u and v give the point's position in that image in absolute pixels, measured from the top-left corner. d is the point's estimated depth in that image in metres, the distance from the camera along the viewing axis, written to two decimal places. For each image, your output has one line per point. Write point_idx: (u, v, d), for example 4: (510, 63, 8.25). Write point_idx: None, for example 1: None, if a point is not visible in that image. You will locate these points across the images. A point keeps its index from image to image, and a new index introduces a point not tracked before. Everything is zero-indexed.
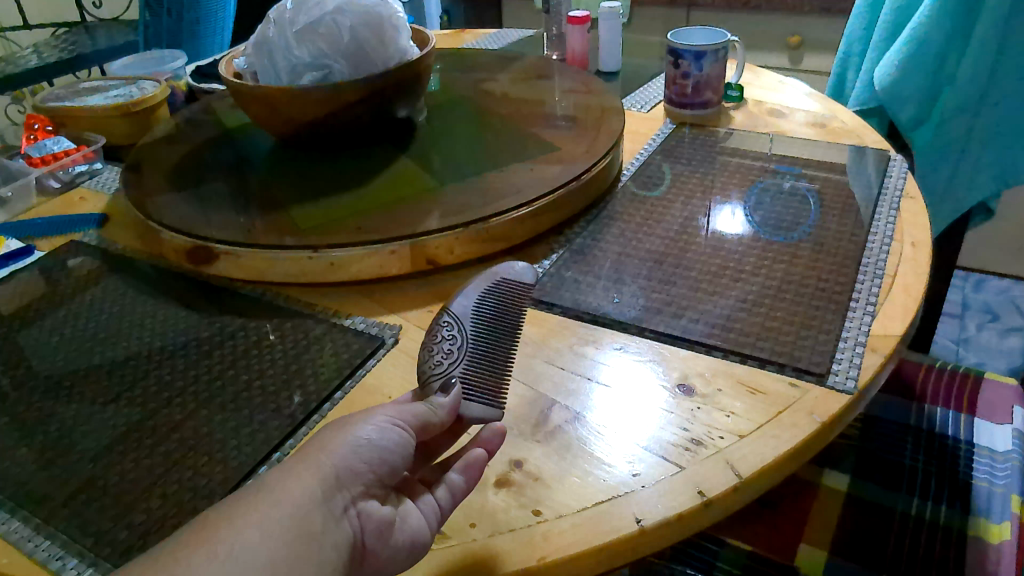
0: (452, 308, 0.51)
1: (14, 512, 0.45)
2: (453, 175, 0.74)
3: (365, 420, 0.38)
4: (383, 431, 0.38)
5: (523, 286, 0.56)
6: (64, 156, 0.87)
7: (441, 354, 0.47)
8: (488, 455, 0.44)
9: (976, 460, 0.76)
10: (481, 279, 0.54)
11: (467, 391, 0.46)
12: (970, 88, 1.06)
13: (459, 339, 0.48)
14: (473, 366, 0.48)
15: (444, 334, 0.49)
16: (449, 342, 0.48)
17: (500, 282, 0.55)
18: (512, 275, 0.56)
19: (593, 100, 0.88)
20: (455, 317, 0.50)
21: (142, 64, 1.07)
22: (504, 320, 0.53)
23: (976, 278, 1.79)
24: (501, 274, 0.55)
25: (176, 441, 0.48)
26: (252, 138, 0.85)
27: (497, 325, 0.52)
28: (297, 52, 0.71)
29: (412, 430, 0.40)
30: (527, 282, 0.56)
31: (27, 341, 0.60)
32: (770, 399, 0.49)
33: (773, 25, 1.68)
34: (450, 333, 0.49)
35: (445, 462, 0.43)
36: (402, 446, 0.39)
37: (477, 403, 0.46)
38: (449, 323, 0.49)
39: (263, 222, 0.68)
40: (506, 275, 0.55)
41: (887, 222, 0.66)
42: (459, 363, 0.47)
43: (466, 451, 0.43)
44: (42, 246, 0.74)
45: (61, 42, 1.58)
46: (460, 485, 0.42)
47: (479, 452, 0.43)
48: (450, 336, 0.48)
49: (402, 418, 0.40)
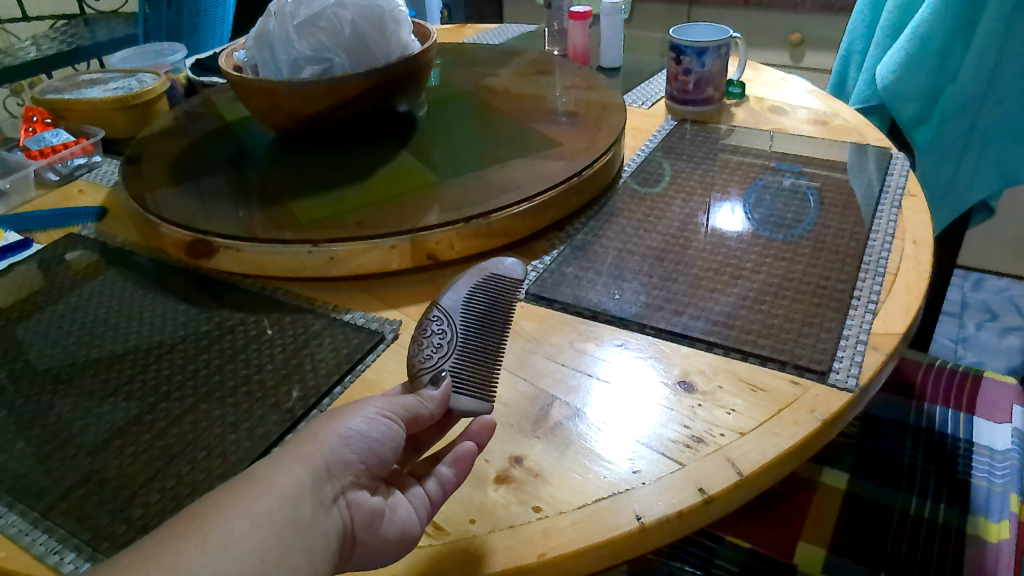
0: (441, 303, 0.51)
1: (12, 506, 0.45)
2: (454, 170, 0.73)
3: (354, 412, 0.38)
4: (372, 422, 0.38)
5: (512, 282, 0.57)
6: (63, 149, 0.87)
7: (430, 348, 0.47)
8: (477, 449, 0.43)
9: (975, 458, 0.76)
10: (469, 276, 0.55)
11: (456, 384, 0.46)
12: (971, 87, 1.06)
13: (448, 333, 0.49)
14: (463, 360, 0.48)
15: (433, 328, 0.49)
16: (438, 336, 0.48)
17: (488, 278, 0.56)
18: (500, 271, 0.57)
19: (594, 96, 0.88)
20: (444, 312, 0.50)
21: (142, 58, 1.08)
22: (494, 316, 0.53)
23: (976, 277, 1.79)
24: (489, 271, 0.57)
25: (175, 436, 0.48)
26: (252, 132, 0.85)
27: (488, 321, 0.52)
28: (298, 46, 0.71)
29: (401, 422, 0.40)
30: (515, 278, 0.58)
31: (25, 334, 0.60)
32: (771, 397, 0.48)
33: (774, 22, 1.68)
34: (440, 327, 0.49)
35: (437, 455, 0.43)
36: (390, 437, 0.39)
37: (467, 396, 0.46)
38: (439, 317, 0.50)
39: (263, 216, 0.68)
40: (493, 271, 0.57)
41: (889, 221, 0.66)
42: (448, 356, 0.47)
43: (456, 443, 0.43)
44: (41, 239, 0.74)
45: (60, 34, 1.58)
46: (450, 478, 0.41)
47: (469, 444, 0.42)
48: (439, 330, 0.49)
49: (391, 409, 0.40)
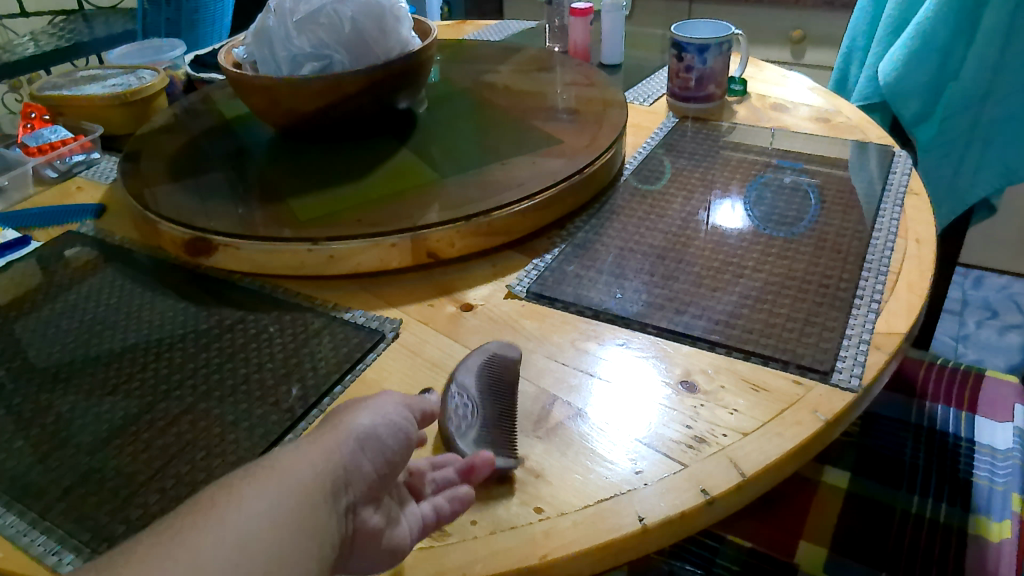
0: (457, 378, 0.48)
1: (10, 506, 0.44)
2: (454, 168, 0.73)
3: (370, 413, 0.39)
4: (388, 427, 0.39)
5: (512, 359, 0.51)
6: (61, 146, 0.86)
7: (459, 421, 0.45)
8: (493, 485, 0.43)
9: (976, 457, 0.76)
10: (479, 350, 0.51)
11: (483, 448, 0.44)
12: (973, 85, 1.06)
13: (472, 405, 0.46)
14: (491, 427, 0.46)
15: (456, 402, 0.46)
16: (463, 409, 0.46)
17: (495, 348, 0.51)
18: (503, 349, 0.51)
19: (595, 93, 0.88)
20: (461, 386, 0.48)
21: (141, 53, 1.07)
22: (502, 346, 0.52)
23: (976, 274, 1.79)
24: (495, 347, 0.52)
25: (173, 435, 0.48)
26: (251, 129, 0.84)
27: (500, 357, 0.51)
28: (297, 42, 0.70)
29: (413, 434, 0.40)
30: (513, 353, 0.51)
31: (23, 332, 0.60)
32: (774, 397, 0.48)
33: (775, 19, 1.67)
34: (461, 401, 0.47)
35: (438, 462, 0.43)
36: (402, 447, 0.39)
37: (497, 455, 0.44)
38: (459, 392, 0.47)
39: (262, 214, 0.67)
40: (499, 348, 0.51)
41: (891, 219, 0.66)
42: (475, 425, 0.45)
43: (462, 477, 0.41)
44: (39, 236, 0.74)
45: (58, 29, 1.57)
46: (447, 507, 0.40)
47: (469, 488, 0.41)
48: (461, 402, 0.47)
49: (406, 420, 0.40)
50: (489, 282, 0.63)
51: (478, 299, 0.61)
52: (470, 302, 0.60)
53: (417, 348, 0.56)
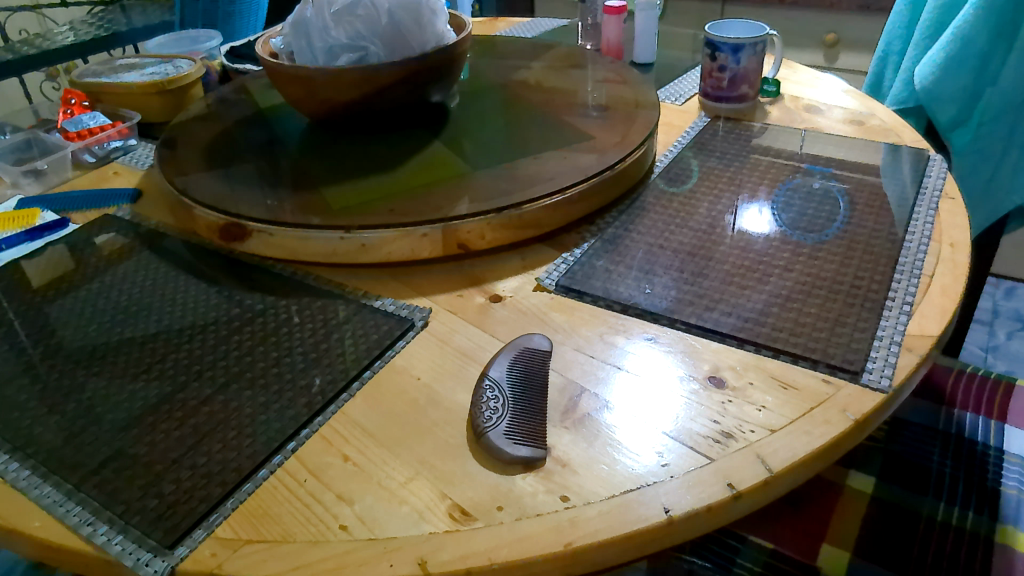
0: (491, 373, 0.50)
1: (46, 477, 0.46)
2: (485, 161, 0.74)
3: None
4: None
5: (543, 356, 0.53)
6: (99, 132, 0.88)
7: (490, 410, 0.47)
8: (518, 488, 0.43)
9: (1006, 467, 0.74)
10: (511, 348, 0.53)
11: (512, 436, 0.45)
12: (1012, 90, 1.05)
13: (502, 399, 0.48)
14: (520, 419, 0.47)
15: (488, 396, 0.48)
16: (494, 400, 0.48)
17: (529, 347, 0.53)
18: (531, 346, 0.53)
19: (627, 91, 0.88)
20: (494, 381, 0.49)
21: (177, 43, 1.09)
22: (532, 349, 0.53)
23: (1008, 285, 1.76)
24: (526, 344, 0.53)
25: (205, 415, 0.49)
26: (284, 119, 0.85)
27: (529, 360, 0.52)
28: (334, 33, 0.71)
29: None
30: (543, 351, 0.53)
31: (60, 312, 0.61)
32: (803, 395, 0.48)
33: (809, 22, 1.66)
34: (494, 394, 0.48)
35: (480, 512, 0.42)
36: None
37: (525, 445, 0.45)
38: (491, 386, 0.49)
39: (296, 202, 0.68)
40: (529, 345, 0.53)
41: (925, 223, 0.65)
42: (504, 417, 0.47)
43: (503, 534, 0.40)
44: (77, 219, 0.76)
45: (96, 19, 1.60)
46: None
47: None
48: (493, 396, 0.48)
49: None
50: (518, 274, 0.64)
51: (507, 291, 0.61)
52: (499, 294, 0.61)
53: (447, 337, 0.56)
